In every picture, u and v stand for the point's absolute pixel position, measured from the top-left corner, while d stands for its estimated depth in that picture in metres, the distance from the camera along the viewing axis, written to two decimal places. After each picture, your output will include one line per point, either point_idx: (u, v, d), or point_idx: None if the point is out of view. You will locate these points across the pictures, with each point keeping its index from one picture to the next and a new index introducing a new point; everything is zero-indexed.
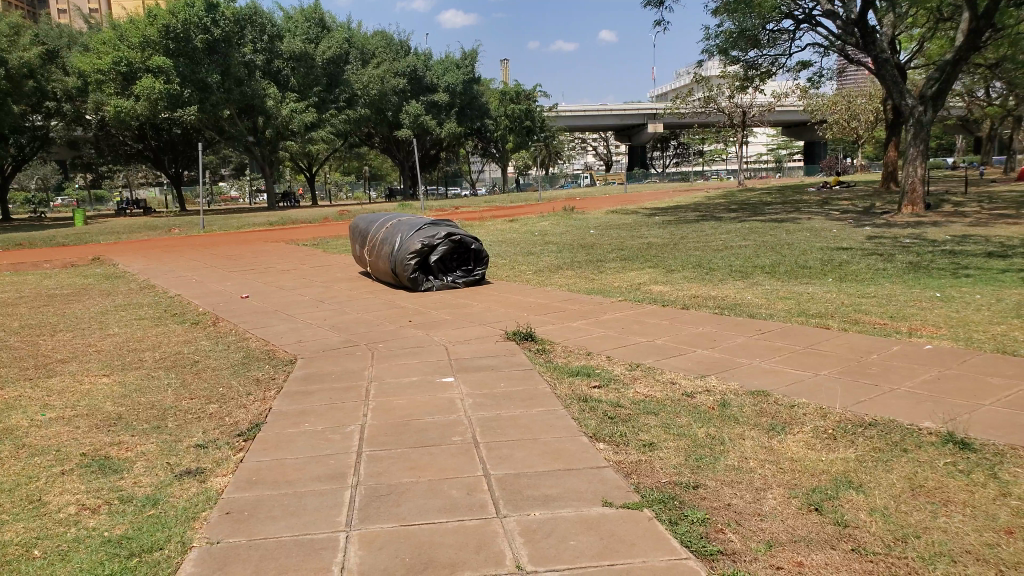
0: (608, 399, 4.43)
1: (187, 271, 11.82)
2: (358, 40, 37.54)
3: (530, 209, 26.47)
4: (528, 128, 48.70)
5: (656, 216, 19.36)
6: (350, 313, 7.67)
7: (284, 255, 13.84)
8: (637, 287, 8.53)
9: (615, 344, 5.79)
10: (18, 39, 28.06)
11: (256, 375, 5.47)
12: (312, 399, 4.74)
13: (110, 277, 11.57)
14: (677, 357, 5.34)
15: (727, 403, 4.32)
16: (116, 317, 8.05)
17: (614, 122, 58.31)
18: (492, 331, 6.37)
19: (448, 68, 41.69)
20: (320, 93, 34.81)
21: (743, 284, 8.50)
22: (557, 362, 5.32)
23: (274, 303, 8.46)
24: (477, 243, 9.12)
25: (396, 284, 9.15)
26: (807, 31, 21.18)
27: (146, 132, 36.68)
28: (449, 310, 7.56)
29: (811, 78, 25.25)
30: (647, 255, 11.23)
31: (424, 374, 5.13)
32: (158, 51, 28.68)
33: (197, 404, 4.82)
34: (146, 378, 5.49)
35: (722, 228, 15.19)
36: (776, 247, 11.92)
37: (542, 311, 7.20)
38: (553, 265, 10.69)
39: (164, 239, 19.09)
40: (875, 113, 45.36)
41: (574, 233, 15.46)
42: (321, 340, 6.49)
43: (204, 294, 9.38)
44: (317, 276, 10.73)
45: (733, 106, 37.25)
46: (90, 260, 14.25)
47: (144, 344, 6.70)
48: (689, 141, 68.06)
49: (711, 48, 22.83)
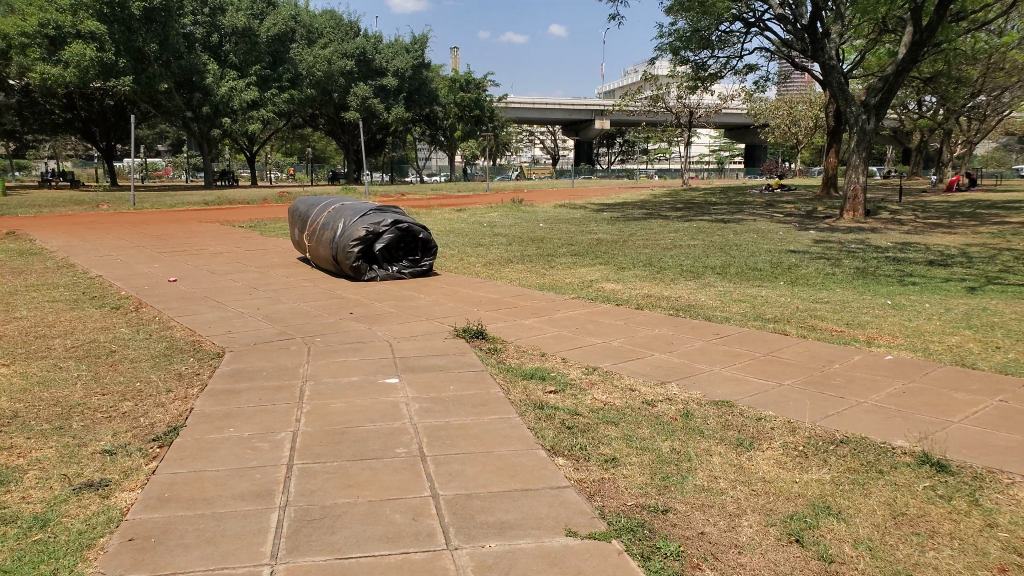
0: (566, 407, 4.12)
1: (113, 250, 11.08)
2: (304, 19, 36.50)
3: (477, 199, 26.03)
4: (477, 117, 48.44)
5: (604, 211, 19.27)
6: (287, 303, 7.18)
7: (219, 237, 13.15)
8: (588, 284, 8.27)
9: (569, 344, 5.50)
10: None
11: (180, 369, 4.97)
12: (239, 399, 4.29)
13: (25, 253, 10.75)
14: (634, 361, 5.07)
15: (690, 414, 4.08)
16: (27, 298, 7.38)
17: (562, 116, 58.28)
18: (439, 327, 5.99)
19: (398, 52, 40.51)
20: (262, 71, 33.34)
21: (695, 285, 8.33)
22: (509, 363, 4.98)
23: (203, 289, 7.87)
24: (425, 232, 8.68)
25: (337, 272, 8.68)
26: (757, 35, 21.40)
27: (75, 101, 35.01)
28: (393, 302, 7.14)
29: (758, 81, 25.58)
30: (597, 252, 11.01)
31: (366, 373, 4.72)
32: (89, 15, 27.07)
33: (109, 401, 4.32)
34: (54, 370, 4.93)
35: (670, 227, 15.11)
36: (725, 247, 11.86)
37: (491, 307, 6.86)
38: (501, 258, 10.36)
39: (90, 215, 18.03)
40: (816, 119, 46.36)
41: (521, 226, 15.16)
42: (254, 331, 6.00)
43: (128, 275, 8.72)
44: (254, 260, 10.14)
45: (681, 105, 37.46)
46: (7, 234, 13.33)
47: (55, 329, 6.09)
48: (636, 138, 68.62)
49: (663, 46, 22.88)
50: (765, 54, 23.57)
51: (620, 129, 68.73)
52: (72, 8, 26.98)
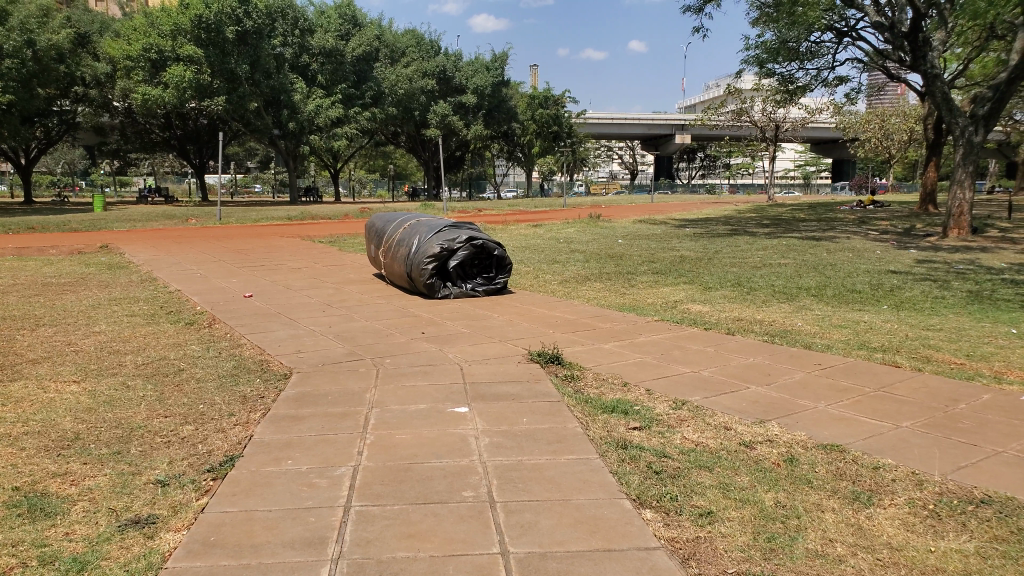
0: (652, 448, 3.73)
1: (194, 264, 11.22)
2: (388, 39, 37.14)
3: (553, 214, 25.65)
4: (556, 133, 48.25)
5: (686, 227, 18.60)
6: (359, 320, 6.99)
7: (298, 252, 13.23)
8: (673, 305, 7.79)
9: (654, 373, 5.06)
10: (49, 22, 27.75)
11: (246, 391, 4.78)
12: (301, 426, 4.04)
13: (112, 266, 11.03)
14: (728, 395, 4.61)
15: (794, 459, 3.61)
16: (107, 312, 7.44)
17: (643, 131, 57.35)
18: (513, 350, 5.65)
19: (478, 70, 40.36)
20: (347, 89, 34.21)
21: (789, 307, 7.74)
22: (589, 393, 4.60)
23: (277, 305, 7.79)
24: (500, 249, 8.41)
25: (411, 289, 8.46)
26: (850, 45, 20.40)
27: (172, 121, 36.58)
28: (466, 321, 6.85)
29: (849, 93, 24.42)
30: (681, 270, 10.48)
31: (434, 401, 4.41)
32: (187, 40, 28.39)
33: (170, 425, 4.15)
34: (120, 389, 4.82)
35: (757, 243, 14.39)
36: (818, 266, 11.12)
37: (570, 328, 6.49)
38: (579, 276, 9.96)
39: (179, 229, 18.59)
40: (910, 133, 43.91)
41: (600, 242, 14.72)
42: (323, 351, 5.80)
43: (205, 290, 8.74)
44: (330, 276, 10.07)
45: (767, 119, 36.19)
46: (97, 247, 13.76)
47: (129, 345, 6.03)
48: (717, 153, 67.06)
49: (749, 59, 22.10)
50: (857, 64, 22.47)
51: (701, 144, 67.32)
52: (173, 33, 28.41)
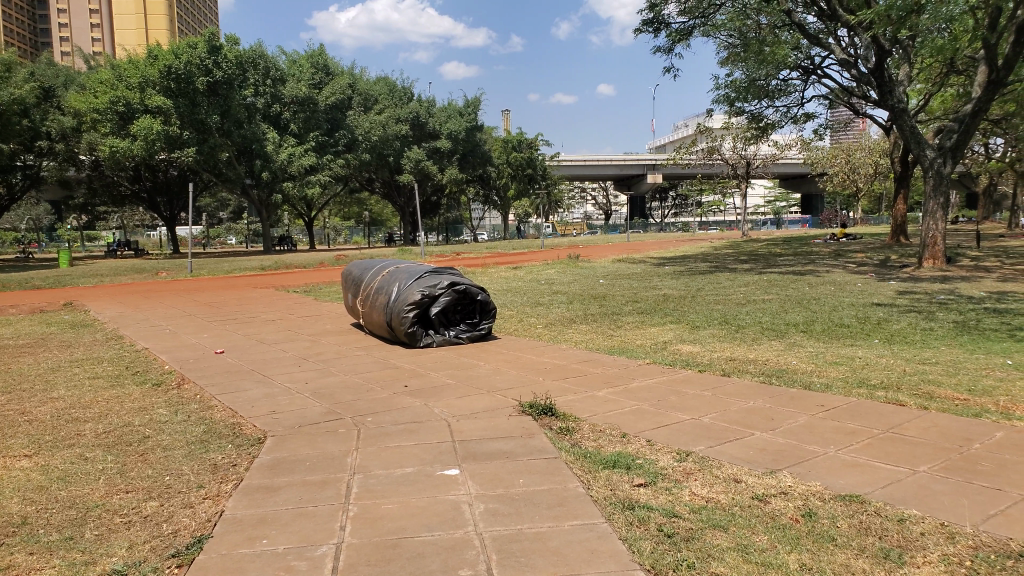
0: (661, 507, 3.44)
1: (164, 320, 10.84)
2: (362, 87, 37.29)
3: (531, 256, 25.55)
4: (530, 176, 48.55)
5: (666, 265, 18.53)
6: (337, 375, 6.66)
7: (272, 302, 12.89)
8: (662, 346, 7.58)
9: (653, 422, 4.79)
10: (12, 78, 27.52)
11: (216, 459, 4.42)
12: (276, 499, 3.70)
13: (78, 325, 10.60)
14: (733, 443, 4.34)
15: (814, 513, 3.33)
16: (69, 375, 7.04)
17: (615, 172, 58.01)
18: (502, 402, 5.36)
19: (451, 115, 40.81)
20: (320, 137, 34.06)
21: (781, 345, 7.55)
22: (586, 446, 4.31)
23: (251, 361, 7.44)
24: (483, 293, 8.15)
25: (391, 338, 8.18)
26: (817, 82, 20.75)
27: (142, 173, 36.27)
28: (450, 371, 6.56)
29: (818, 129, 24.81)
30: (665, 309, 10.31)
31: (420, 463, 4.09)
32: (156, 91, 28.23)
33: (131, 502, 3.78)
34: (78, 462, 4.44)
35: (738, 279, 14.32)
36: (802, 301, 11.03)
37: (559, 375, 6.22)
38: (562, 318, 9.73)
39: (149, 283, 18.14)
40: (876, 165, 44.61)
41: (581, 283, 14.55)
42: (300, 410, 5.46)
43: (175, 348, 8.36)
44: (305, 328, 9.74)
45: (738, 156, 36.62)
46: (63, 305, 13.32)
47: (90, 411, 5.66)
48: (689, 191, 67.94)
49: (720, 97, 22.36)
50: (825, 101, 22.90)
51: (674, 182, 68.15)
52: (140, 84, 28.26)
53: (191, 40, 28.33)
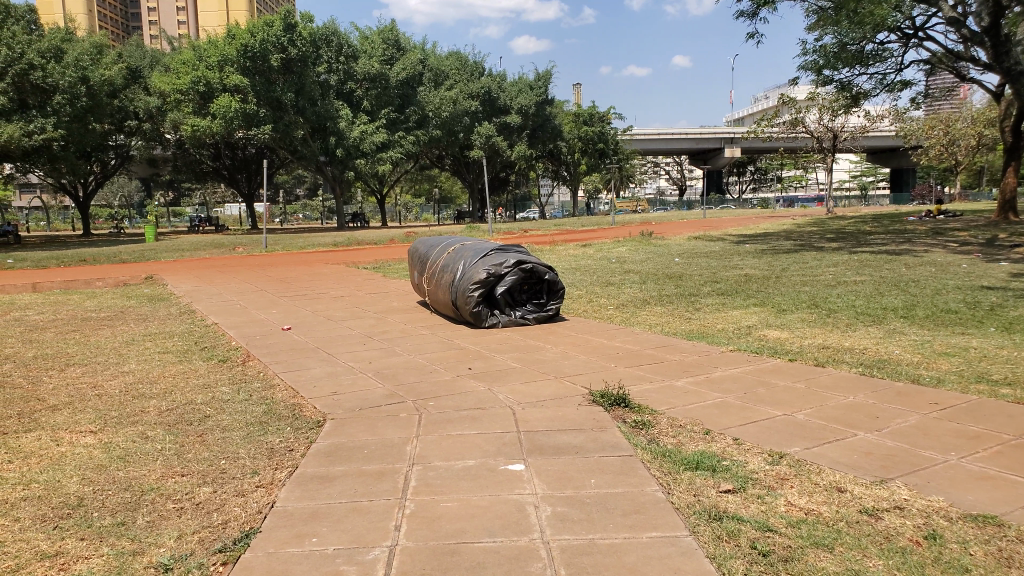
0: (755, 519, 3.03)
1: (235, 295, 10.90)
2: (433, 62, 36.99)
3: (602, 233, 24.99)
4: (602, 150, 47.72)
5: (745, 243, 17.70)
6: (401, 355, 6.41)
7: (341, 279, 12.86)
8: (746, 331, 7.04)
9: (739, 418, 4.33)
10: (101, 58, 28.53)
11: (274, 442, 4.21)
12: (329, 491, 3.44)
13: (154, 298, 10.77)
14: (833, 444, 3.86)
15: (939, 536, 2.87)
16: (141, 349, 7.04)
17: (691, 146, 56.34)
18: (571, 389, 4.99)
19: (523, 89, 40.27)
20: (391, 113, 33.99)
21: (879, 332, 6.92)
22: (664, 444, 3.92)
23: (316, 338, 7.29)
24: (551, 272, 7.76)
25: (457, 318, 7.89)
26: (916, 47, 19.38)
27: (223, 149, 37.28)
28: (517, 354, 6.22)
29: (914, 98, 23.25)
30: (747, 290, 9.72)
31: (483, 456, 3.77)
32: (234, 69, 28.95)
33: (184, 486, 3.60)
34: (137, 441, 4.30)
35: (826, 259, 13.48)
36: (898, 283, 10.22)
37: (633, 362, 5.80)
38: (636, 299, 9.24)
39: (224, 257, 18.51)
40: (979, 137, 41.40)
41: (655, 261, 13.98)
42: (361, 391, 5.23)
43: (243, 323, 8.33)
44: (373, 305, 9.59)
45: (823, 129, 34.77)
46: (142, 279, 13.61)
47: (157, 387, 5.58)
48: (769, 166, 65.58)
49: (806, 65, 21.16)
50: (923, 67, 21.41)
51: (752, 158, 65.90)
52: (220, 63, 28.88)
53: (269, 19, 28.71)
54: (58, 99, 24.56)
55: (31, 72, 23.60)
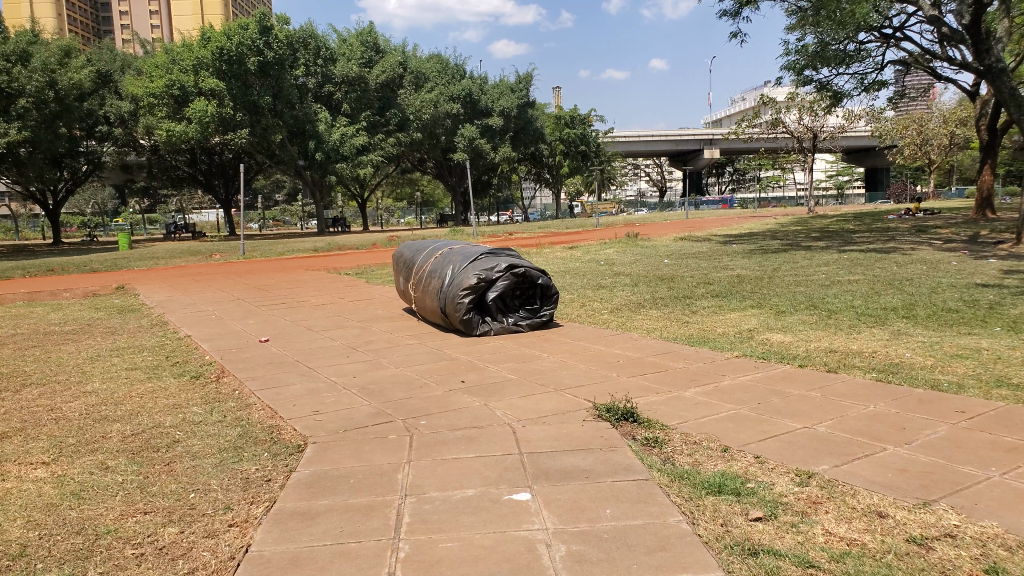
0: (793, 554, 2.70)
1: (210, 304, 10.46)
2: (414, 65, 36.49)
3: (588, 235, 24.59)
4: (584, 152, 47.52)
5: (735, 243, 17.50)
6: (387, 368, 6.03)
7: (322, 286, 12.43)
8: (748, 335, 6.74)
9: (757, 433, 4.03)
10: (70, 62, 27.79)
11: (248, 471, 3.83)
12: (312, 531, 3.06)
13: (124, 310, 10.30)
14: (863, 461, 3.56)
15: (1000, 569, 2.55)
16: (108, 365, 6.60)
17: (670, 147, 56.42)
18: (573, 403, 4.65)
19: (503, 92, 39.93)
20: (371, 116, 33.80)
21: (886, 333, 6.65)
22: (680, 465, 3.60)
23: (296, 351, 6.88)
24: (545, 277, 7.41)
25: (446, 326, 7.52)
26: (895, 45, 19.33)
27: (199, 154, 36.61)
28: (513, 364, 5.86)
29: (893, 97, 23.21)
30: (741, 291, 9.44)
31: (483, 484, 3.41)
32: (210, 73, 28.30)
33: (147, 527, 3.20)
34: (97, 473, 3.88)
35: (817, 258, 13.25)
36: (893, 282, 9.98)
37: (636, 371, 5.47)
38: (630, 303, 8.93)
39: (201, 265, 18.01)
40: (949, 137, 41.65)
41: (644, 262, 13.71)
42: (346, 410, 4.84)
43: (218, 335, 7.90)
44: (355, 313, 9.18)
45: (804, 129, 34.64)
46: (114, 289, 13.10)
47: (122, 409, 5.15)
48: (747, 166, 65.84)
49: (788, 65, 21.03)
50: (901, 66, 21.37)
51: (730, 158, 66.16)
52: (194, 67, 28.32)
53: (244, 22, 28.14)
54: (21, 102, 23.74)
55: None
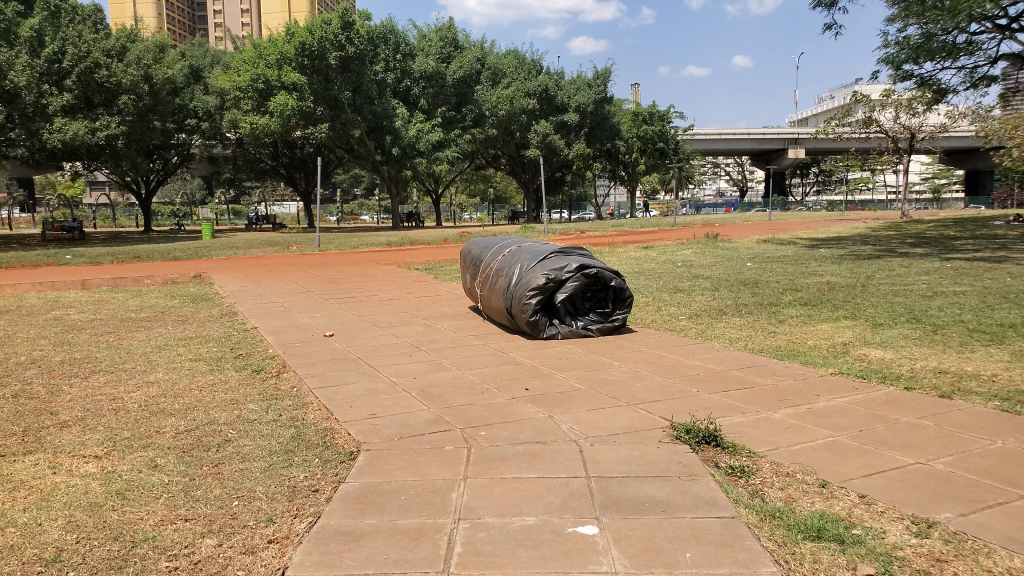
0: None
1: (280, 296, 10.43)
2: (491, 60, 36.34)
3: (664, 235, 23.82)
4: (662, 150, 46.45)
5: (819, 247, 16.51)
6: (449, 369, 5.71)
7: (392, 280, 12.30)
8: (843, 350, 6.13)
9: (861, 466, 3.51)
10: (163, 57, 28.80)
11: (296, 479, 3.54)
12: (355, 557, 2.74)
13: (198, 298, 10.38)
14: (994, 510, 3.01)
15: None
16: (172, 355, 6.53)
17: (753, 147, 54.68)
18: (649, 421, 4.21)
19: (580, 88, 39.29)
20: (448, 112, 33.94)
21: (1006, 354, 5.91)
22: (774, 502, 3.13)
23: (359, 348, 6.65)
24: (619, 279, 6.93)
25: (512, 326, 7.19)
26: (1010, 37, 17.91)
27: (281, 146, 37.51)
28: (581, 373, 5.46)
29: (1001, 94, 21.57)
30: (832, 300, 8.72)
31: (545, 512, 3.03)
32: (292, 68, 28.87)
33: (184, 537, 2.94)
34: (142, 472, 3.67)
35: (913, 266, 12.29)
36: (1005, 295, 9.06)
37: (720, 386, 4.96)
38: (710, 309, 8.39)
39: (276, 256, 18.26)
40: None
41: (724, 265, 13.03)
42: (403, 415, 4.54)
43: (283, 328, 7.78)
44: (421, 309, 8.93)
45: (898, 128, 32.71)
46: (191, 278, 13.29)
47: (179, 401, 4.99)
48: (834, 168, 63.15)
49: (885, 59, 19.84)
50: (1011, 62, 19.82)
51: (817, 159, 63.65)
52: (278, 62, 28.97)
53: (327, 17, 28.57)
54: (124, 98, 24.59)
55: (96, 71, 23.58)
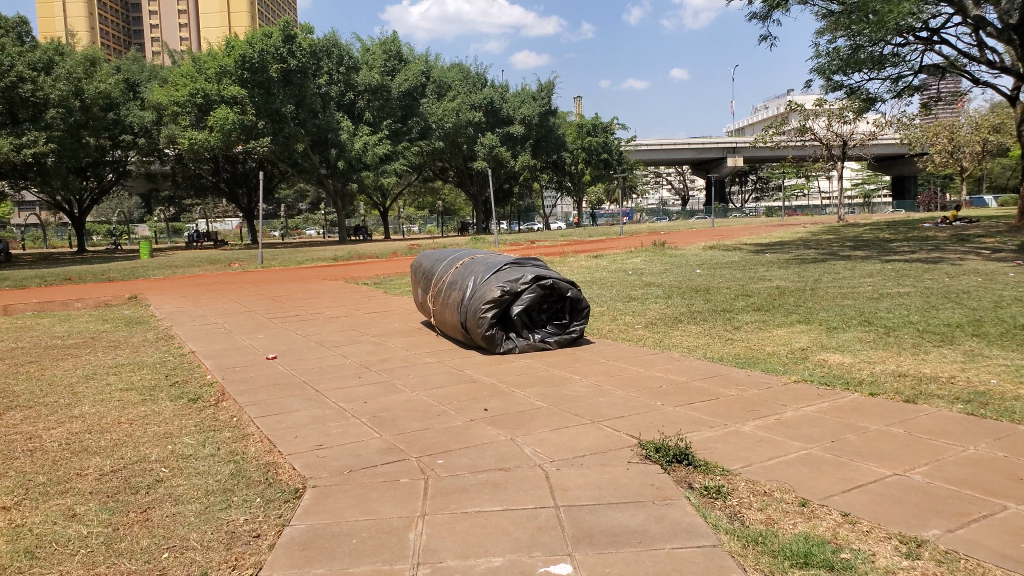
0: None
1: (220, 316, 9.94)
2: (436, 73, 36.06)
3: (612, 244, 23.88)
4: (606, 161, 46.85)
5: (767, 253, 16.70)
6: (402, 392, 5.40)
7: (339, 296, 11.90)
8: (802, 355, 6.06)
9: (839, 480, 3.36)
10: (94, 70, 27.62)
11: (234, 524, 3.21)
12: None
13: (131, 322, 9.81)
14: (980, 524, 2.88)
15: None
16: (99, 385, 6.05)
17: (693, 156, 55.67)
18: (616, 440, 3.99)
19: (525, 100, 39.36)
20: (394, 124, 33.70)
21: (960, 355, 5.91)
22: (755, 525, 2.94)
23: (304, 371, 6.28)
24: (576, 290, 6.75)
25: (466, 342, 6.92)
26: (932, 49, 18.59)
27: (221, 162, 36.49)
28: (541, 390, 5.22)
29: (925, 103, 22.35)
30: (784, 305, 8.72)
31: (513, 550, 2.78)
32: (231, 81, 28.10)
33: None
34: (55, 524, 3.27)
35: (859, 269, 12.47)
36: (949, 295, 9.20)
37: (685, 399, 4.79)
38: (666, 317, 8.27)
39: (217, 274, 17.60)
40: (982, 144, 40.04)
41: (675, 273, 13.02)
42: (353, 445, 4.22)
43: (223, 351, 7.35)
44: (370, 326, 8.59)
45: (833, 135, 33.64)
46: (125, 300, 12.61)
47: (105, 438, 4.58)
48: (771, 174, 64.80)
49: (817, 70, 20.37)
50: (933, 73, 20.56)
51: (754, 167, 65.23)
52: (218, 75, 28.14)
53: (268, 30, 27.89)
54: (50, 112, 23.43)
55: (21, 86, 22.38)
